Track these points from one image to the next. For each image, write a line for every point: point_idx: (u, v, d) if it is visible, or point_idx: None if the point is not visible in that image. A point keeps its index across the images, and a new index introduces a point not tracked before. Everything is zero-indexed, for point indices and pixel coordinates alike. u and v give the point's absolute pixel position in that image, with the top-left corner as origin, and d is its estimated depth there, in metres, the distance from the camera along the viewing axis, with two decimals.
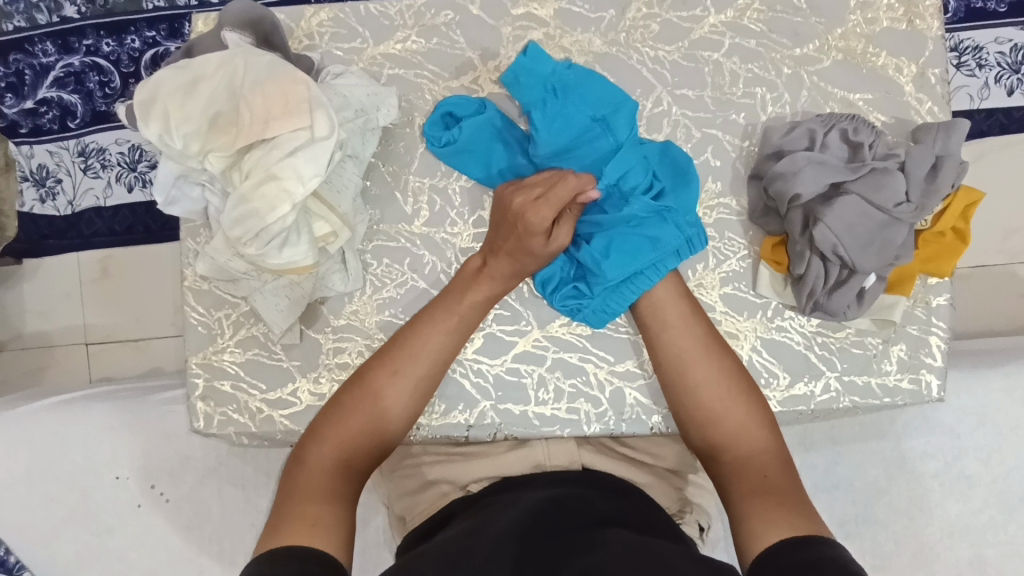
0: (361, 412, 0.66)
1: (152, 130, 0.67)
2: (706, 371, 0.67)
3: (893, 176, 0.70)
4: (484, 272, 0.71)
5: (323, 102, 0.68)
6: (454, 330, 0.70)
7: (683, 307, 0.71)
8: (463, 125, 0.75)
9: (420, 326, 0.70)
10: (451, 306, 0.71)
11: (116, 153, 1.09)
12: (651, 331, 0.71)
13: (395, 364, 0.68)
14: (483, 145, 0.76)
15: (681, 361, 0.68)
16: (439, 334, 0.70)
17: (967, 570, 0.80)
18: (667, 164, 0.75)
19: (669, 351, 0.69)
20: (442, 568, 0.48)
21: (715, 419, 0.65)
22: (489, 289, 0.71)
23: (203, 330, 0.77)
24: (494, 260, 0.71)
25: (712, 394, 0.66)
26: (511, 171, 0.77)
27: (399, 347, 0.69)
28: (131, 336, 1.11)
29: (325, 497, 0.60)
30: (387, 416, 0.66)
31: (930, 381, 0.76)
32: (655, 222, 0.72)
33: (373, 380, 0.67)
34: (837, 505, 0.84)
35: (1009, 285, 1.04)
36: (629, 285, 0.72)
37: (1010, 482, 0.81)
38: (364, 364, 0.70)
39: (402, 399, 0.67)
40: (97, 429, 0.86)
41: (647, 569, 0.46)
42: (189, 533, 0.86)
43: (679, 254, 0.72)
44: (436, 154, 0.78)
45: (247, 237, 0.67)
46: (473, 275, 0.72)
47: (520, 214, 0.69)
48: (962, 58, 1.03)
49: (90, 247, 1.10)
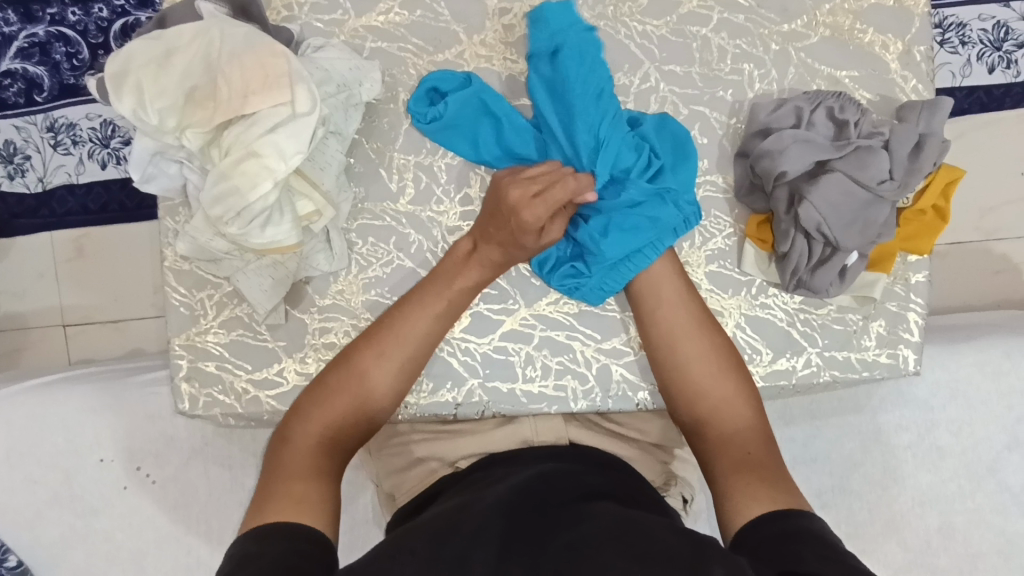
0: (347, 393, 0.65)
1: (125, 105, 0.65)
2: (695, 348, 0.68)
3: (878, 154, 0.71)
4: (474, 257, 0.72)
5: (304, 75, 0.66)
6: (442, 314, 0.70)
7: (679, 285, 0.71)
8: (449, 100, 0.74)
9: (409, 309, 0.70)
10: (439, 289, 0.71)
11: (87, 129, 1.05)
12: (644, 307, 0.72)
13: (383, 348, 0.68)
14: (470, 121, 0.75)
15: (673, 339, 0.69)
16: (427, 318, 0.70)
17: (936, 536, 0.84)
18: (666, 138, 0.74)
19: (661, 328, 0.70)
20: (430, 543, 0.49)
21: (702, 395, 0.67)
22: (477, 275, 0.72)
23: (185, 311, 0.76)
24: (485, 246, 0.71)
25: (701, 371, 0.67)
26: (501, 148, 0.75)
27: (388, 328, 0.69)
28: (110, 317, 1.09)
29: (312, 474, 0.60)
30: (374, 398, 0.66)
31: (907, 356, 0.78)
32: (654, 204, 0.71)
33: (362, 361, 0.67)
34: (815, 476, 0.87)
35: (983, 262, 1.07)
36: (627, 262, 0.72)
37: (978, 452, 0.84)
38: (350, 345, 0.69)
39: (388, 380, 0.67)
40: (79, 412, 0.85)
41: (632, 543, 0.47)
42: (176, 514, 0.85)
43: (677, 232, 0.72)
44: (421, 130, 0.76)
45: (228, 216, 0.65)
46: (462, 258, 0.72)
47: (514, 209, 0.67)
48: (946, 35, 1.03)
49: (63, 226, 1.07)
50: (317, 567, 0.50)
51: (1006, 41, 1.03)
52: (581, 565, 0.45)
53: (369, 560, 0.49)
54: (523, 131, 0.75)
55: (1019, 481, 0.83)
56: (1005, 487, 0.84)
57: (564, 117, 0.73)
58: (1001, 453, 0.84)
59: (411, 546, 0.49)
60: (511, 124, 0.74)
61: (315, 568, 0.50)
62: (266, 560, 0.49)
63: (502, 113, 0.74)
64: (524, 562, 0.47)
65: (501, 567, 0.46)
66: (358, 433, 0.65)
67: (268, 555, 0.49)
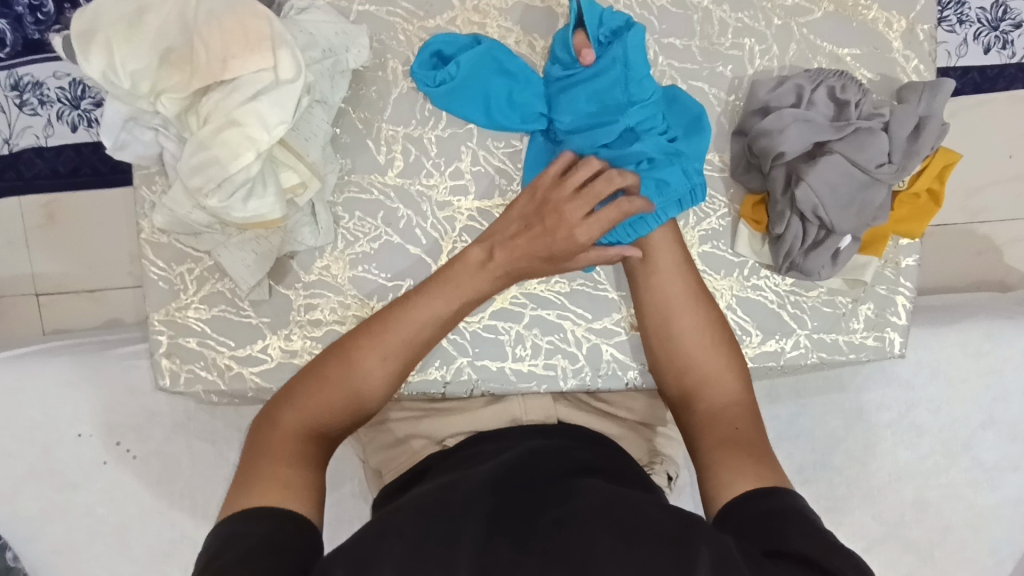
0: (341, 386, 0.63)
1: (94, 66, 0.61)
2: (691, 321, 0.68)
3: (877, 136, 0.69)
4: (489, 266, 0.68)
5: (287, 39, 0.63)
6: (447, 323, 0.69)
7: (678, 256, 0.70)
8: (460, 61, 0.71)
9: (415, 313, 0.67)
10: (448, 290, 0.68)
11: (55, 88, 0.99)
12: (640, 278, 0.70)
13: (388, 350, 0.65)
14: (482, 80, 0.72)
15: (668, 310, 0.68)
16: (436, 327, 0.68)
17: (910, 511, 0.86)
18: (680, 111, 0.73)
19: (657, 299, 0.69)
20: (418, 521, 0.48)
21: (691, 367, 0.67)
22: (489, 285, 0.69)
23: (164, 285, 0.73)
24: (505, 255, 0.68)
25: (696, 344, 0.67)
26: (511, 103, 0.73)
27: (391, 326, 0.66)
28: (86, 286, 1.06)
29: (296, 459, 0.58)
30: (369, 388, 0.64)
31: (894, 338, 0.78)
32: (668, 168, 0.70)
33: (362, 359, 0.64)
34: (797, 453, 0.88)
35: (968, 243, 1.07)
36: (627, 227, 0.70)
37: (955, 431, 0.86)
38: (349, 337, 0.66)
39: (389, 375, 0.65)
40: (55, 385, 0.83)
41: (620, 519, 0.47)
42: (158, 488, 0.84)
43: (682, 204, 0.71)
44: (427, 95, 0.73)
45: (208, 187, 0.62)
46: (471, 258, 0.69)
47: (564, 225, 0.66)
48: (945, 12, 1.01)
49: (31, 190, 1.02)
50: (304, 543, 0.51)
51: (1003, 20, 1.01)
52: (570, 540, 0.45)
53: (356, 538, 0.49)
54: (539, 88, 0.73)
55: (992, 458, 0.86)
56: (979, 464, 0.86)
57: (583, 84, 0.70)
58: (977, 431, 0.86)
59: (398, 525, 0.48)
60: (525, 81, 0.73)
61: (301, 545, 0.50)
62: (251, 541, 0.48)
63: (517, 72, 0.72)
64: (512, 538, 0.46)
65: (488, 543, 0.45)
66: (347, 425, 0.64)
67: (255, 536, 0.49)
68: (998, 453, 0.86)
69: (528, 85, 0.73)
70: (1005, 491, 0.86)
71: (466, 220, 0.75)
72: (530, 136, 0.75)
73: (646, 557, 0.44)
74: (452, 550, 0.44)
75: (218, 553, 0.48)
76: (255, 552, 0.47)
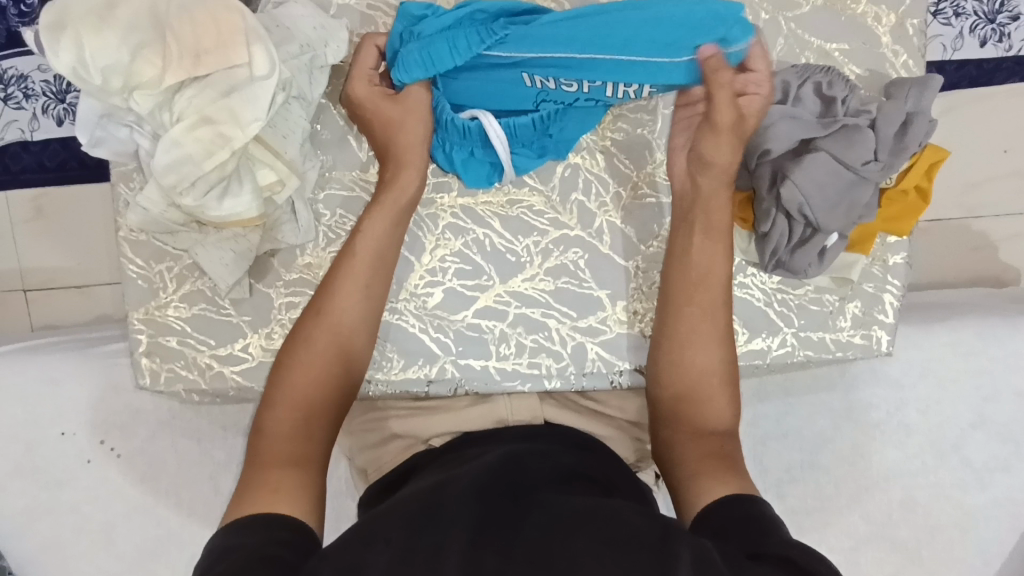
0: (305, 368, 0.64)
1: (64, 61, 0.59)
2: (704, 355, 0.66)
3: (864, 133, 0.69)
4: (390, 183, 0.71)
5: (261, 34, 0.62)
6: (374, 259, 0.69)
7: (721, 292, 0.68)
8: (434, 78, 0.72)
9: (340, 260, 0.69)
10: (352, 248, 0.69)
11: (40, 82, 0.97)
12: (692, 296, 0.68)
13: (321, 305, 0.67)
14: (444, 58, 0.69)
15: (692, 335, 0.67)
16: (349, 256, 0.69)
17: (897, 510, 0.86)
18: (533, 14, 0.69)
19: (690, 321, 0.67)
20: (404, 529, 0.47)
21: (704, 401, 0.65)
22: (396, 197, 0.70)
23: (143, 283, 0.72)
24: (385, 166, 0.71)
25: (696, 374, 0.66)
26: (427, 56, 0.68)
27: (323, 291, 0.68)
28: (74, 281, 1.05)
29: (290, 461, 0.58)
30: (350, 356, 0.66)
31: (881, 336, 0.78)
32: (466, 35, 0.67)
33: (312, 337, 0.65)
34: (785, 452, 0.88)
35: (962, 239, 1.07)
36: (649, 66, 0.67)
37: (945, 430, 0.86)
38: (297, 324, 0.67)
39: (332, 345, 0.65)
40: (40, 383, 0.82)
41: (603, 527, 0.46)
42: (143, 485, 0.84)
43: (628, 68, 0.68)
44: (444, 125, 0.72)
45: (183, 186, 0.62)
46: (373, 213, 0.70)
47: (352, 101, 0.70)
48: (940, 5, 0.99)
49: (19, 184, 1.01)
50: (295, 554, 0.49)
51: (1000, 13, 0.99)
52: (556, 549, 0.44)
53: (344, 544, 0.48)
54: (431, 30, 0.68)
55: (981, 458, 0.85)
56: (967, 463, 0.86)
57: (429, 29, 0.68)
58: (965, 431, 0.86)
59: (385, 532, 0.47)
60: (425, 32, 0.68)
61: (291, 556, 0.49)
62: (245, 552, 0.48)
63: (412, 31, 0.68)
64: (498, 547, 0.45)
65: (474, 551, 0.44)
66: (341, 409, 0.65)
67: (248, 548, 0.48)
68: (987, 452, 0.85)
69: (428, 36, 0.68)
70: (993, 491, 0.85)
71: (450, 217, 0.76)
72: (485, 70, 0.70)
73: (629, 563, 0.43)
74: (438, 552, 0.44)
75: (214, 563, 0.47)
76: (246, 565, 0.46)
